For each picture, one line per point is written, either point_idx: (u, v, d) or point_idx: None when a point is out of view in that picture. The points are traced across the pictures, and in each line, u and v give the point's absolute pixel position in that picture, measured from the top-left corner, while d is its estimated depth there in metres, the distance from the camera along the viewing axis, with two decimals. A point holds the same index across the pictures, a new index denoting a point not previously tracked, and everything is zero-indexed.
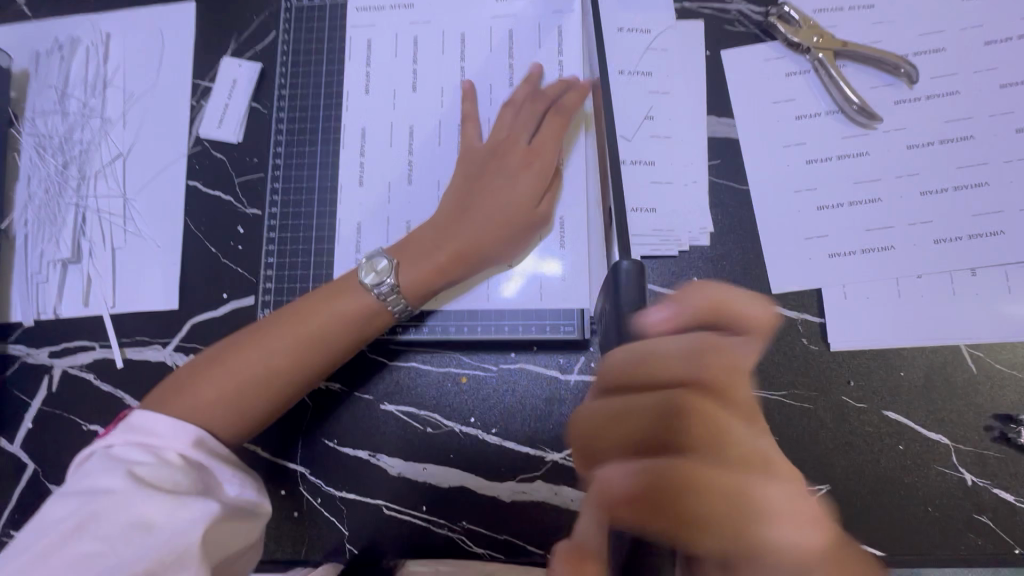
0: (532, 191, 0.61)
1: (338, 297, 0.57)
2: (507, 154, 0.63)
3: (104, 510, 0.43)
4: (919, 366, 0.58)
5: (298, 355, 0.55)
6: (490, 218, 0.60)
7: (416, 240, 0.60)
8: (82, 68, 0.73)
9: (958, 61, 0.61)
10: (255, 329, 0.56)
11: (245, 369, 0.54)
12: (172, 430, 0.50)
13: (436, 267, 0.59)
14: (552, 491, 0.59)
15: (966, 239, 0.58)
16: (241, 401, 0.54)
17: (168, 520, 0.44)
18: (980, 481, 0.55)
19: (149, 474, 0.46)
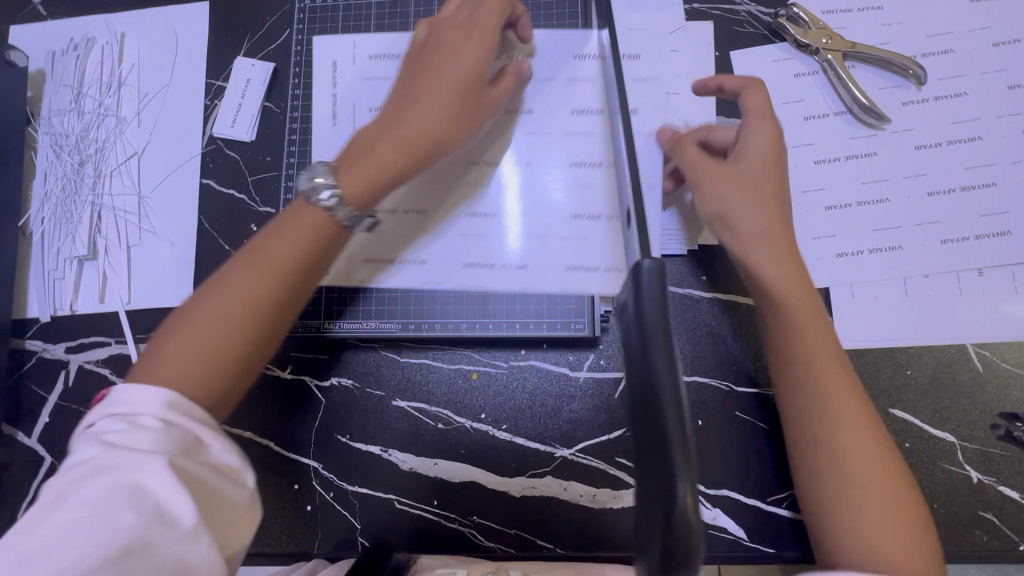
0: (466, 81, 0.53)
1: (300, 219, 0.49)
2: (440, 50, 0.54)
3: (78, 481, 0.38)
4: (925, 365, 0.58)
5: (258, 288, 0.46)
6: (436, 113, 0.52)
7: (357, 139, 0.52)
8: (98, 68, 0.73)
9: (966, 63, 0.62)
10: (215, 277, 0.47)
11: (204, 316, 0.45)
12: (145, 396, 0.41)
13: (368, 161, 0.51)
14: (562, 486, 0.60)
15: (974, 239, 0.59)
16: (227, 346, 0.44)
17: (139, 485, 0.38)
18: (986, 479, 0.56)
19: (125, 442, 0.39)
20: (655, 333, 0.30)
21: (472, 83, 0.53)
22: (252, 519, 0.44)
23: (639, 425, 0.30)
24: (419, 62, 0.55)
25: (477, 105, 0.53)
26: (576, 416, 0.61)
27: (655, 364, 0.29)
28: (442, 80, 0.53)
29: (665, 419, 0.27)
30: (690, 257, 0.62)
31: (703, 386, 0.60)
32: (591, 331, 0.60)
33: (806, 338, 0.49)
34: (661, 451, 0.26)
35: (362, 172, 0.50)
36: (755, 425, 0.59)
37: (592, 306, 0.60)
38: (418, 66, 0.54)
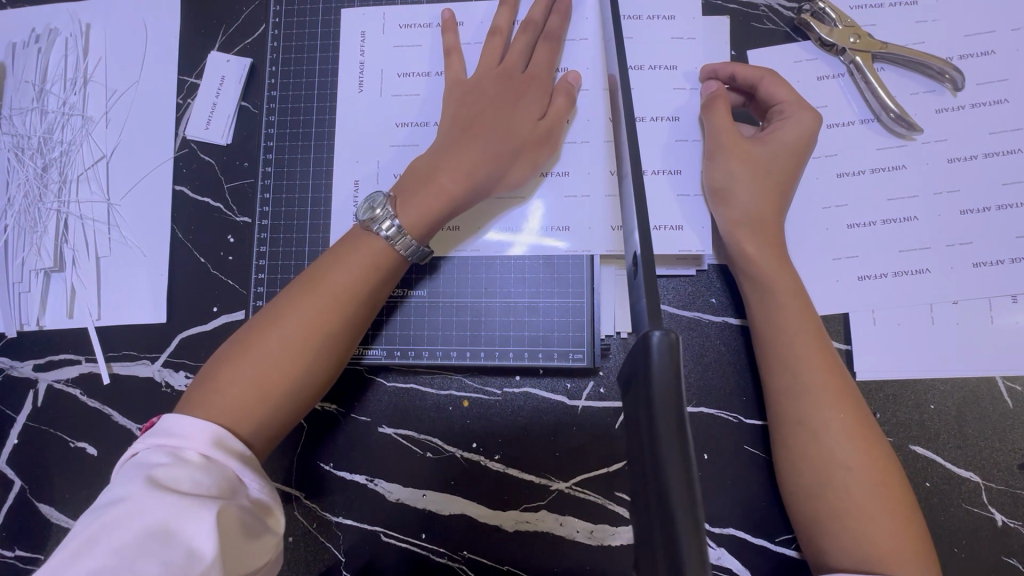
0: (524, 120, 0.55)
1: (349, 252, 0.51)
2: (503, 82, 0.56)
3: (118, 520, 0.38)
4: (949, 398, 0.54)
5: (319, 321, 0.48)
6: (488, 145, 0.54)
7: (415, 168, 0.54)
8: (61, 63, 0.68)
9: (1007, 66, 0.56)
10: (267, 307, 0.50)
11: (263, 346, 0.47)
12: (191, 429, 0.44)
13: (425, 188, 0.52)
14: (558, 521, 0.57)
15: (1009, 263, 0.54)
16: (276, 373, 0.47)
17: (181, 527, 0.38)
18: (1011, 522, 0.52)
19: (170, 478, 0.40)
20: (665, 403, 0.28)
21: (530, 117, 0.56)
22: (273, 558, 0.46)
23: (637, 476, 0.30)
24: (474, 87, 0.56)
25: (535, 139, 0.55)
26: (574, 448, 0.57)
27: (659, 419, 0.28)
28: (505, 116, 0.55)
29: (667, 480, 0.27)
30: (699, 278, 0.58)
31: (710, 419, 0.56)
32: (589, 361, 0.56)
33: (797, 336, 0.49)
34: (666, 512, 0.26)
35: (423, 202, 0.52)
36: (765, 461, 0.55)
37: (590, 334, 0.57)
38: (472, 94, 0.56)
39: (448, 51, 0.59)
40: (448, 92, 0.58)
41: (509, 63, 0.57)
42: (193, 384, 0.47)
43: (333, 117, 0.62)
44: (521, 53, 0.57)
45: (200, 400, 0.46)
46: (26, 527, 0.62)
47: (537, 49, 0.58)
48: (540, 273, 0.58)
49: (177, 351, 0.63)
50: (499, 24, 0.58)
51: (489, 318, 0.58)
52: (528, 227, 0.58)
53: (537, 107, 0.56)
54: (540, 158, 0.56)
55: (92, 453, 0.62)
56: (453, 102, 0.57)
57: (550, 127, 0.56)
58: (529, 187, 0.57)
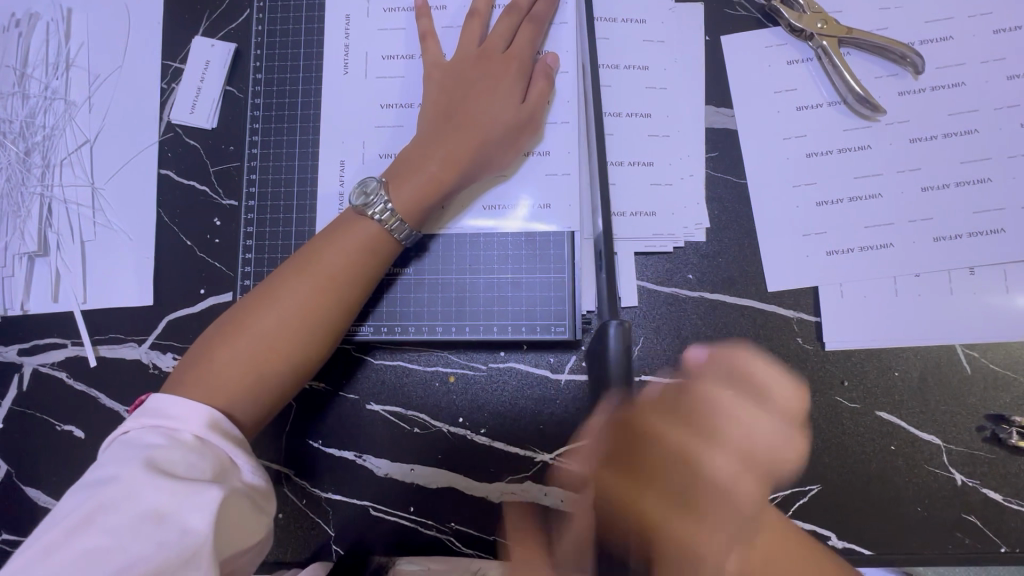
0: (508, 104, 0.56)
1: (344, 236, 0.52)
2: (484, 65, 0.58)
3: (114, 500, 0.39)
4: (913, 366, 0.57)
5: (313, 303, 0.50)
6: (474, 131, 0.55)
7: (406, 155, 0.55)
8: (42, 47, 0.68)
9: (965, 50, 0.59)
10: (265, 285, 0.51)
11: (259, 325, 0.49)
12: (186, 410, 0.45)
13: (416, 174, 0.54)
14: (543, 492, 0.58)
15: (966, 237, 0.57)
16: (270, 352, 0.48)
17: (177, 509, 0.39)
18: (970, 481, 0.55)
19: (166, 460, 0.41)
20: None
21: (513, 100, 0.57)
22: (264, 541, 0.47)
23: None
24: (456, 71, 0.58)
25: (518, 121, 0.56)
26: (557, 420, 0.59)
27: None
28: (488, 101, 0.56)
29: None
30: (676, 255, 0.60)
31: None
32: (572, 334, 0.58)
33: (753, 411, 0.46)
34: None
35: (415, 188, 0.54)
36: None
37: (572, 309, 0.59)
38: (454, 78, 0.58)
39: (424, 36, 0.61)
40: (429, 75, 0.59)
41: (490, 46, 0.58)
42: (190, 361, 0.49)
43: (319, 101, 0.63)
44: (501, 35, 0.59)
45: (195, 377, 0.47)
46: (13, 511, 0.62)
47: (519, 31, 0.59)
48: (523, 251, 0.59)
49: (164, 333, 0.64)
50: (479, 8, 0.60)
51: (474, 295, 0.60)
52: (516, 212, 0.59)
53: (519, 90, 0.57)
54: (524, 142, 0.58)
55: (79, 436, 0.63)
56: (436, 85, 0.58)
57: (533, 109, 0.57)
58: (510, 167, 0.59)
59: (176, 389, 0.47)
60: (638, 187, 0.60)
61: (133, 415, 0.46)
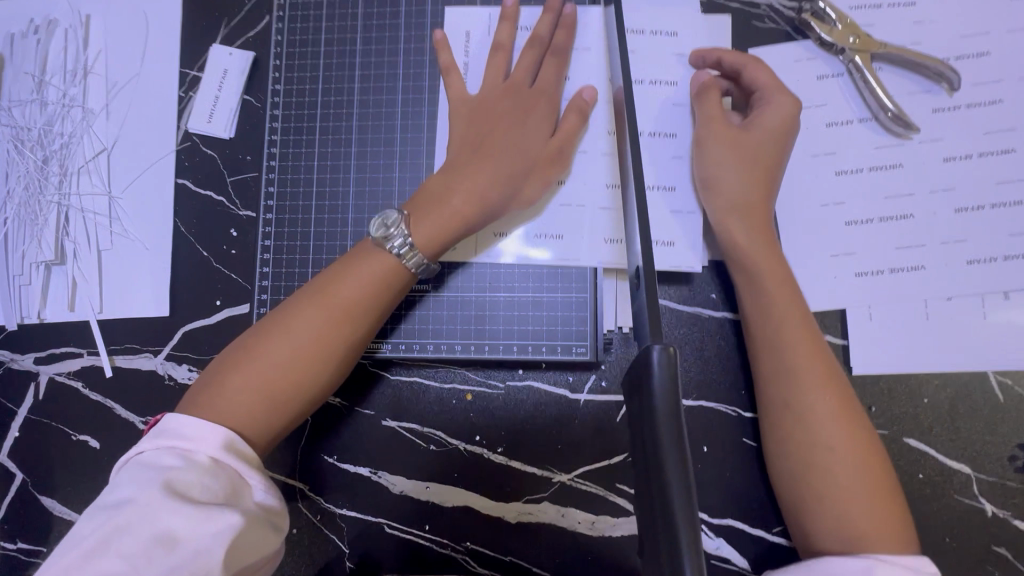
0: (537, 138, 0.55)
1: (358, 263, 0.51)
2: (509, 99, 0.56)
3: (130, 524, 0.39)
4: (943, 393, 0.55)
5: (327, 335, 0.49)
6: (502, 164, 0.54)
7: (427, 189, 0.54)
8: (61, 54, 0.68)
9: (1002, 67, 0.57)
10: (283, 312, 0.50)
11: (272, 353, 0.48)
12: (200, 430, 0.44)
13: (455, 219, 0.52)
14: (560, 513, 0.57)
15: (1002, 260, 0.55)
16: (286, 382, 0.48)
17: (190, 533, 0.39)
18: (1001, 513, 0.54)
19: (182, 483, 0.41)
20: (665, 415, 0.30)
21: (540, 134, 0.56)
22: (275, 554, 0.47)
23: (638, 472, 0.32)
24: (481, 106, 0.57)
25: (546, 155, 0.56)
26: (576, 441, 0.58)
27: (659, 419, 0.31)
28: (516, 134, 0.55)
29: (665, 460, 0.29)
30: (700, 274, 0.58)
31: (708, 412, 0.57)
32: (592, 354, 0.57)
33: (787, 318, 0.50)
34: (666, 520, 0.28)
35: (435, 225, 0.52)
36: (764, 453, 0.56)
37: (593, 328, 0.58)
38: (481, 113, 0.56)
39: (446, 69, 0.60)
40: (455, 108, 0.58)
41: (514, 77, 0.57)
42: (205, 382, 0.48)
43: (338, 112, 0.62)
44: (526, 62, 0.57)
45: (208, 400, 0.46)
46: (28, 520, 0.62)
47: (545, 63, 0.58)
48: (543, 269, 0.59)
49: (180, 344, 0.63)
50: (500, 41, 0.59)
51: (494, 313, 0.59)
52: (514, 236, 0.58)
53: (547, 123, 0.56)
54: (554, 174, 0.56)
55: (94, 446, 0.62)
56: (461, 121, 0.57)
57: (562, 143, 0.56)
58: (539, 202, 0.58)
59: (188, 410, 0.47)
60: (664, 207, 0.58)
61: (146, 435, 0.45)
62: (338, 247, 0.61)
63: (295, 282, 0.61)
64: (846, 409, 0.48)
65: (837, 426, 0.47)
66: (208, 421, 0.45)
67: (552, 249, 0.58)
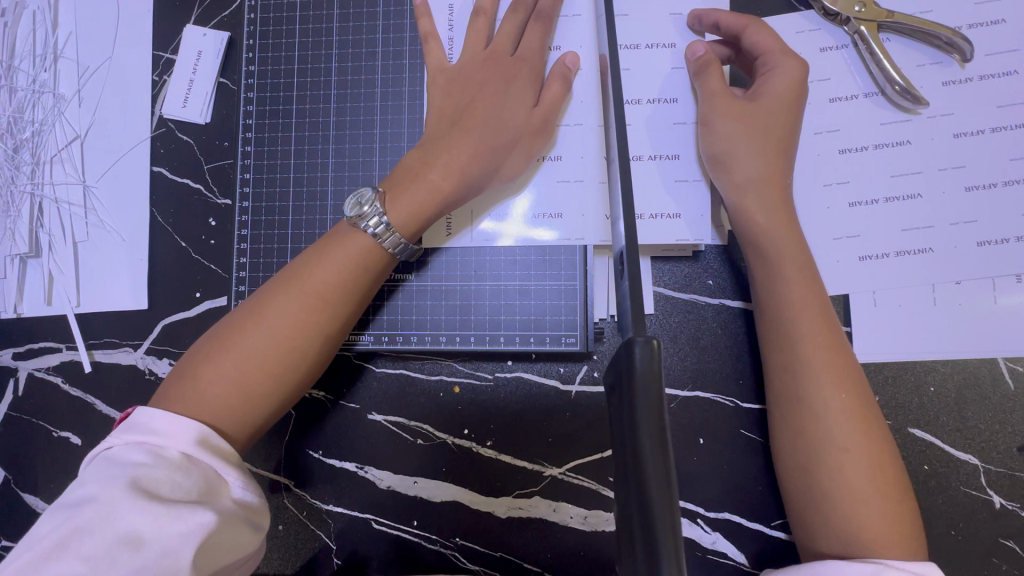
0: (518, 106, 0.52)
1: (334, 247, 0.49)
2: (490, 67, 0.53)
3: (93, 524, 0.37)
4: (951, 380, 0.53)
5: (304, 322, 0.47)
6: (481, 135, 0.51)
7: (405, 165, 0.51)
8: (29, 37, 0.65)
9: (1018, 35, 0.54)
10: (255, 300, 0.48)
11: (244, 344, 0.46)
12: (171, 425, 0.43)
13: (433, 193, 0.50)
14: (551, 507, 0.56)
15: (1014, 241, 0.52)
16: (261, 373, 0.46)
17: (156, 532, 0.37)
18: (1010, 504, 0.52)
19: (151, 480, 0.39)
20: (646, 408, 0.28)
21: (523, 104, 0.53)
22: (254, 554, 0.45)
23: (620, 471, 0.30)
24: (461, 76, 0.54)
25: (529, 125, 0.53)
26: (567, 433, 0.56)
27: (640, 413, 0.28)
28: (496, 105, 0.52)
29: (643, 452, 0.28)
30: (696, 259, 0.56)
31: (702, 402, 0.55)
32: (582, 346, 0.55)
33: (795, 302, 0.48)
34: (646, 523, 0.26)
35: (413, 200, 0.50)
36: (762, 444, 0.54)
37: (583, 318, 0.55)
38: (460, 81, 0.54)
39: (426, 36, 0.57)
40: (433, 80, 0.55)
41: (498, 49, 0.54)
42: (177, 376, 0.46)
43: (317, 94, 0.60)
44: (507, 30, 0.54)
45: (181, 396, 0.45)
46: (11, 518, 0.61)
47: (528, 28, 0.55)
48: (532, 256, 0.56)
49: (160, 338, 0.61)
50: (483, 5, 0.55)
51: (479, 302, 0.57)
52: (518, 217, 0.56)
53: (529, 94, 0.53)
54: (536, 147, 0.54)
55: (76, 442, 0.61)
56: (440, 92, 0.54)
57: (545, 113, 0.53)
58: (523, 176, 0.55)
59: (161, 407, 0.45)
60: (659, 191, 0.55)
61: (117, 431, 0.44)
62: (318, 234, 0.59)
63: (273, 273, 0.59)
64: (857, 402, 0.45)
65: (847, 418, 0.45)
66: (179, 417, 0.43)
67: (558, 228, 0.55)
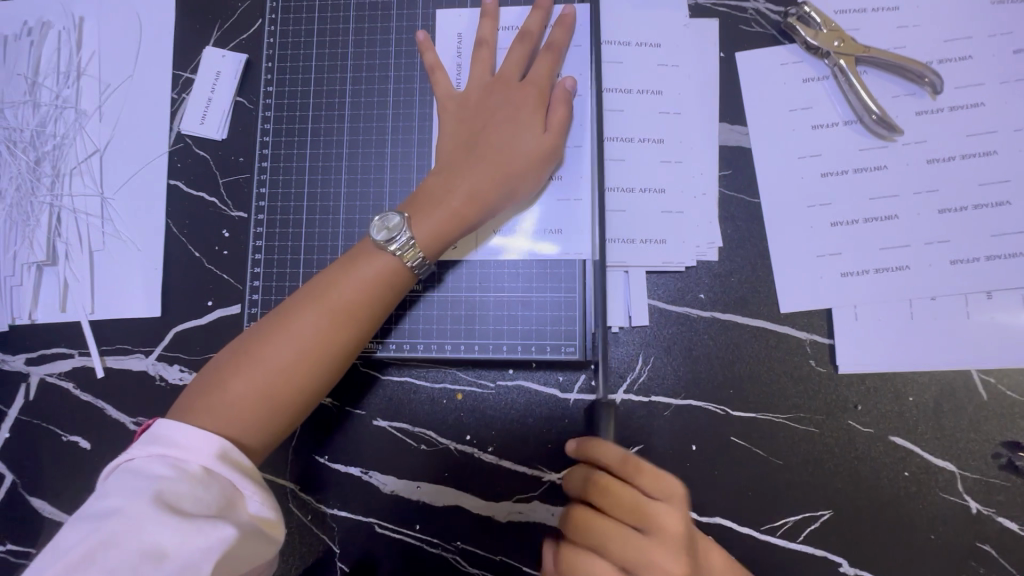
0: (529, 133, 0.55)
1: (357, 266, 0.52)
2: (499, 95, 0.57)
3: (118, 537, 0.38)
4: (929, 391, 0.56)
5: (328, 336, 0.49)
6: (496, 163, 0.54)
7: (426, 189, 0.54)
8: (53, 55, 0.68)
9: (984, 70, 0.58)
10: (280, 314, 0.50)
11: (270, 358, 0.48)
12: (196, 438, 0.44)
13: (455, 218, 0.53)
14: (550, 512, 0.58)
15: (984, 260, 0.56)
16: (286, 385, 0.48)
17: (180, 546, 0.39)
18: (986, 510, 0.54)
19: (174, 495, 0.41)
20: None
21: (535, 131, 0.56)
22: (266, 566, 0.47)
23: None
24: (474, 104, 0.57)
25: (544, 151, 0.56)
26: (565, 439, 0.58)
27: None
28: (509, 133, 0.55)
29: None
30: (689, 274, 0.59)
31: (694, 410, 0.57)
32: (581, 354, 0.58)
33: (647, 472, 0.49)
34: None
35: (436, 224, 0.53)
36: (751, 450, 0.56)
37: (582, 328, 0.58)
38: (473, 110, 0.57)
39: (431, 69, 0.60)
40: (443, 107, 0.59)
41: (504, 76, 0.58)
42: (203, 387, 0.48)
43: (331, 114, 0.63)
44: (512, 60, 0.58)
45: (208, 406, 0.47)
46: (18, 521, 0.62)
47: (539, 58, 0.58)
48: (533, 269, 0.59)
49: (171, 345, 0.63)
50: (483, 36, 0.60)
51: (483, 313, 0.59)
52: (522, 235, 0.59)
53: (539, 119, 0.56)
54: (547, 170, 0.57)
55: (85, 447, 0.62)
56: (454, 118, 0.58)
57: (555, 137, 0.56)
58: (533, 197, 0.58)
59: (188, 417, 0.47)
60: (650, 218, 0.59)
61: (137, 443, 0.45)
62: (329, 246, 0.61)
63: (285, 283, 0.61)
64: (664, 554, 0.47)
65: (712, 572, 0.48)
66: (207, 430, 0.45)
67: (561, 244, 0.58)
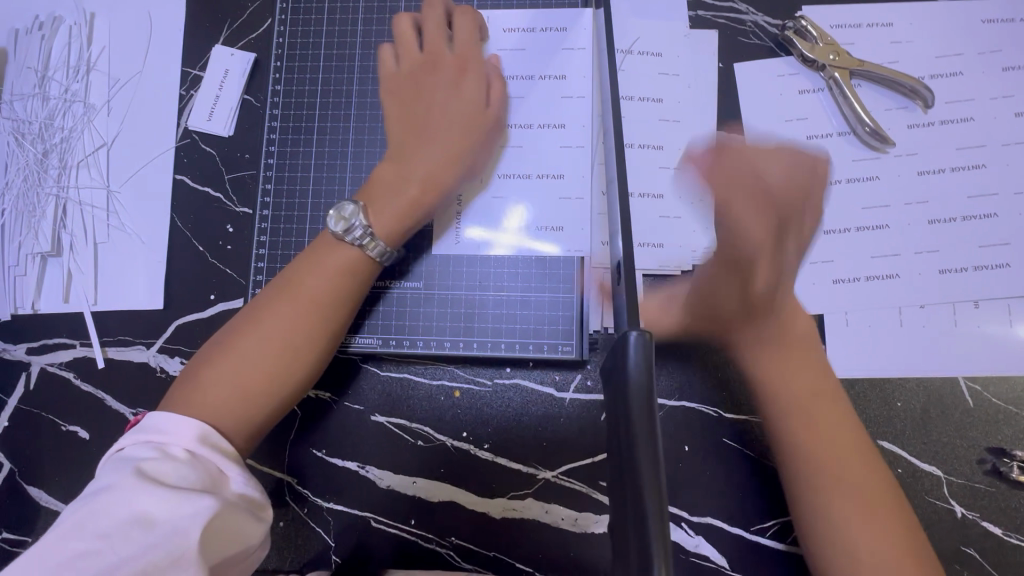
0: (473, 106, 0.57)
1: (320, 257, 0.53)
2: (430, 74, 0.58)
3: (108, 507, 0.40)
4: (917, 397, 0.57)
5: (297, 328, 0.50)
6: (447, 144, 0.55)
7: (381, 179, 0.55)
8: (64, 50, 0.69)
9: (974, 86, 0.60)
10: (252, 310, 0.52)
11: (242, 350, 0.49)
12: (178, 423, 0.45)
13: (413, 205, 0.54)
14: (544, 510, 0.58)
15: (971, 270, 0.58)
16: (261, 377, 0.49)
17: (164, 514, 0.40)
18: (971, 514, 0.55)
19: (155, 470, 0.42)
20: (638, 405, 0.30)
21: (457, 110, 0.57)
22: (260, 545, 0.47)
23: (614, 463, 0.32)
24: (409, 87, 0.58)
25: (487, 125, 0.58)
26: (561, 437, 0.59)
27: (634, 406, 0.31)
28: (450, 108, 0.56)
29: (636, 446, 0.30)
30: None
31: (685, 411, 0.58)
32: (578, 354, 0.59)
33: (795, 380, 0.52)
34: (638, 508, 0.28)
35: (395, 212, 0.54)
36: (743, 452, 0.57)
37: (579, 328, 0.59)
38: (412, 90, 0.58)
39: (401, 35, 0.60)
40: (388, 86, 0.59)
41: (429, 56, 0.58)
42: (180, 384, 0.49)
43: (337, 114, 0.64)
44: (462, 43, 0.59)
45: (185, 400, 0.48)
46: (15, 509, 0.63)
47: (494, 45, 0.60)
48: (533, 269, 0.60)
49: (173, 338, 0.64)
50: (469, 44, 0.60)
51: (482, 311, 0.60)
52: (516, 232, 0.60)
53: (480, 91, 0.58)
54: (492, 143, 0.59)
55: (84, 437, 0.63)
56: (396, 99, 0.58)
57: (495, 110, 0.58)
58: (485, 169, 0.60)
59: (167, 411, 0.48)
60: (648, 221, 0.60)
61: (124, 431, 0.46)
62: None
63: None
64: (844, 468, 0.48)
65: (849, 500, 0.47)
66: (182, 419, 0.45)
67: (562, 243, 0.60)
